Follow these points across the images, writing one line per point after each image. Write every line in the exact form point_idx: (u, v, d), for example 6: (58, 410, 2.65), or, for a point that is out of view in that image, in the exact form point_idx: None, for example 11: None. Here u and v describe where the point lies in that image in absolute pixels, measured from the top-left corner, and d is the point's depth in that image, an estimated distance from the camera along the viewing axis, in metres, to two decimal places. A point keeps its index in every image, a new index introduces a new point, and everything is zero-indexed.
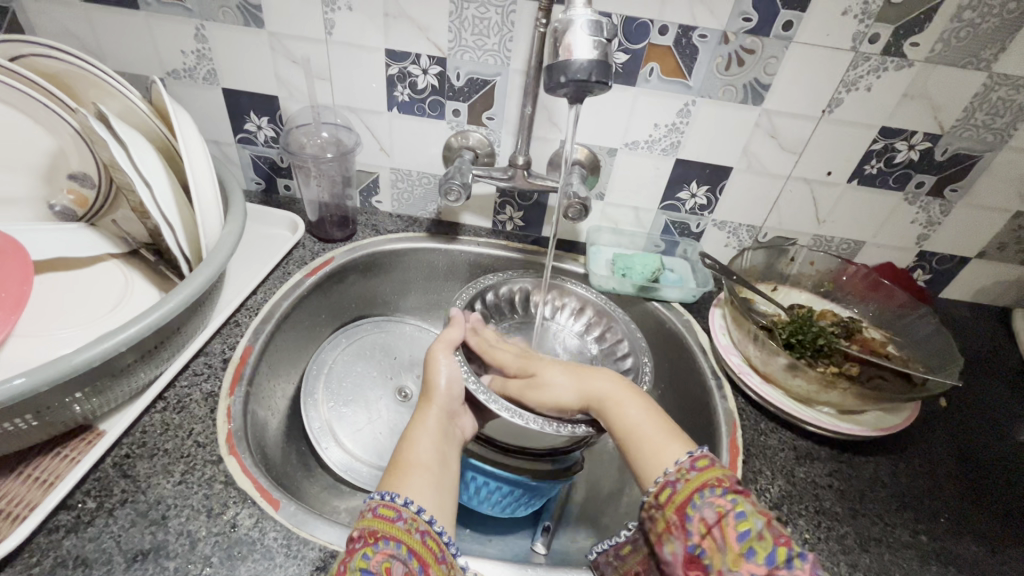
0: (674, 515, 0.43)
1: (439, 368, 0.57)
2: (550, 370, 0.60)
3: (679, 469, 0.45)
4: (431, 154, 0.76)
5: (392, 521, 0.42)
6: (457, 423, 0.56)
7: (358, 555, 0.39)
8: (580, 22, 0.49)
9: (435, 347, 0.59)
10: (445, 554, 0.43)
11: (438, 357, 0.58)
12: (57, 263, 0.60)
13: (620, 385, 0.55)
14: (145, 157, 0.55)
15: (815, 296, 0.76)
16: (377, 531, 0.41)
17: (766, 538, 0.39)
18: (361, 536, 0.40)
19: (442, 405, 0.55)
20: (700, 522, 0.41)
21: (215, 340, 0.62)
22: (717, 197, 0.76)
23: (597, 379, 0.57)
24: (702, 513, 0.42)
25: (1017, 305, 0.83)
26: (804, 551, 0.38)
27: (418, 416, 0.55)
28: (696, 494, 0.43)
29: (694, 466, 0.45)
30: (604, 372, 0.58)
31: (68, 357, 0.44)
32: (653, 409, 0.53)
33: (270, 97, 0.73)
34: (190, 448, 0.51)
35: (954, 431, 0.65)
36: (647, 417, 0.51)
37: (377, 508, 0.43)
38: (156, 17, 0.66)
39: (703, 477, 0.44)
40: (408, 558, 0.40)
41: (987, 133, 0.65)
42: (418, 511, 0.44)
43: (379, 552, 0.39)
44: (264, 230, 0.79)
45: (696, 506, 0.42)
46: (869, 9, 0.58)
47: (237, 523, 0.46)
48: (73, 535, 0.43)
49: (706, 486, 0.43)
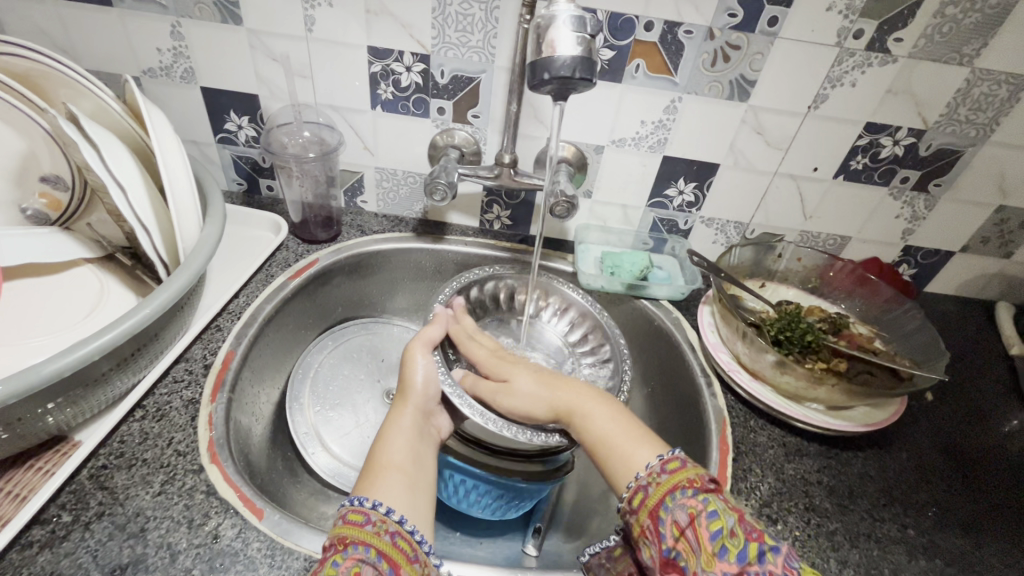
0: (647, 520, 0.42)
1: (416, 366, 0.56)
2: (522, 377, 0.58)
3: (649, 473, 0.44)
4: (416, 152, 0.75)
5: (360, 526, 0.41)
6: (433, 422, 0.56)
7: (327, 564, 0.38)
8: (563, 18, 0.48)
9: (413, 345, 0.58)
10: (418, 554, 0.41)
11: (417, 354, 0.57)
12: (29, 269, 0.58)
13: (592, 395, 0.55)
14: (119, 159, 0.53)
15: (802, 293, 0.77)
16: (347, 537, 0.40)
17: (738, 535, 0.39)
18: (332, 545, 0.39)
19: (418, 405, 0.54)
20: (672, 524, 0.41)
21: (196, 345, 0.60)
22: (705, 194, 0.75)
23: (572, 387, 0.56)
24: (674, 516, 0.41)
25: (1000, 298, 0.84)
26: (777, 545, 0.39)
27: (391, 416, 0.54)
28: (668, 497, 0.42)
29: (664, 469, 0.44)
30: (573, 381, 0.57)
31: (37, 368, 0.42)
32: (624, 414, 0.53)
33: (251, 96, 0.71)
34: (171, 457, 0.49)
35: (940, 424, 0.65)
36: (618, 426, 0.51)
37: (347, 516, 0.42)
38: (130, 14, 0.64)
39: (674, 479, 0.43)
40: (379, 561, 0.39)
41: (970, 128, 0.66)
42: (387, 513, 0.42)
43: (349, 558, 0.38)
44: (247, 231, 0.78)
45: (668, 509, 0.41)
46: (854, 5, 0.58)
47: (219, 534, 0.45)
48: (47, 551, 0.42)
49: (677, 488, 0.42)
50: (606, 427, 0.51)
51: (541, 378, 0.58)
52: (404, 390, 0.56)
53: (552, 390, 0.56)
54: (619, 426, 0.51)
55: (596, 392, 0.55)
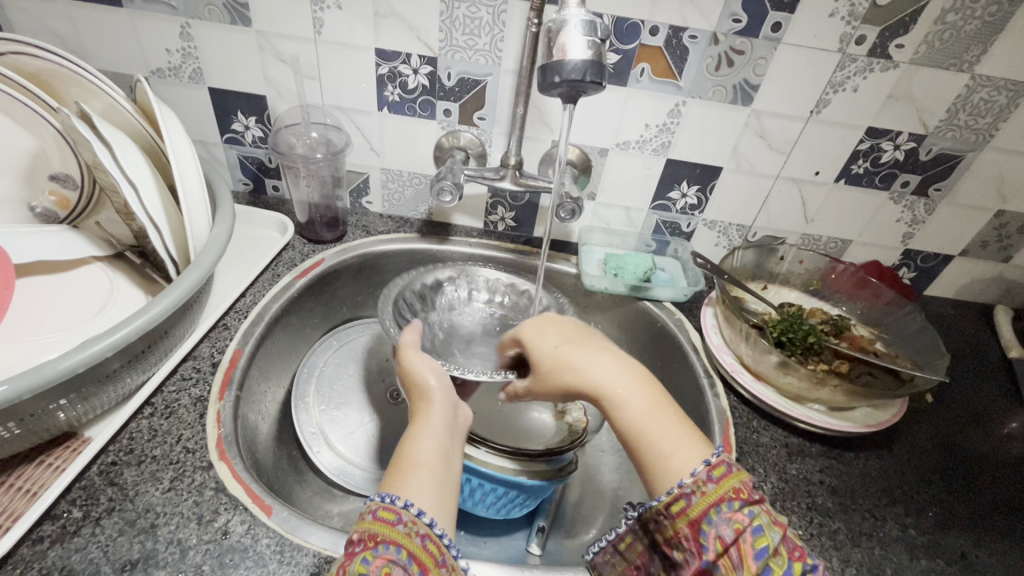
0: (686, 528, 0.42)
1: (419, 370, 0.54)
2: (548, 354, 0.52)
3: (695, 480, 0.42)
4: (422, 153, 0.76)
5: (392, 525, 0.40)
6: (462, 416, 0.53)
7: (357, 560, 0.37)
8: (574, 22, 0.49)
9: (406, 353, 0.55)
10: (446, 557, 0.41)
11: (411, 359, 0.54)
12: (39, 267, 0.59)
13: (629, 378, 0.48)
14: (131, 158, 0.54)
15: (804, 295, 0.77)
16: (376, 534, 0.39)
17: (781, 553, 0.39)
18: (361, 540, 0.39)
19: (443, 403, 0.52)
20: (716, 539, 0.40)
21: (204, 344, 0.61)
22: (707, 197, 0.76)
23: (599, 364, 0.49)
24: (719, 530, 0.40)
25: (999, 301, 0.85)
26: (813, 563, 0.39)
27: (415, 420, 0.51)
28: (712, 510, 0.41)
29: (711, 477, 0.42)
30: (605, 359, 0.49)
31: (51, 364, 0.43)
32: (662, 400, 0.47)
33: (257, 97, 0.72)
34: (179, 454, 0.50)
35: (940, 425, 0.66)
36: (658, 423, 0.45)
37: (376, 512, 0.41)
38: (138, 14, 0.65)
39: (721, 490, 0.41)
40: (408, 563, 0.38)
41: (970, 133, 0.67)
42: (418, 514, 0.41)
43: (379, 557, 0.37)
44: (252, 231, 0.78)
45: (712, 522, 0.40)
46: (856, 11, 0.58)
47: (228, 530, 0.45)
48: (58, 546, 0.42)
49: (723, 500, 0.41)
50: (641, 415, 0.46)
51: (539, 331, 0.54)
52: (417, 387, 0.53)
53: (580, 371, 0.49)
54: (651, 405, 0.46)
55: (632, 376, 0.48)
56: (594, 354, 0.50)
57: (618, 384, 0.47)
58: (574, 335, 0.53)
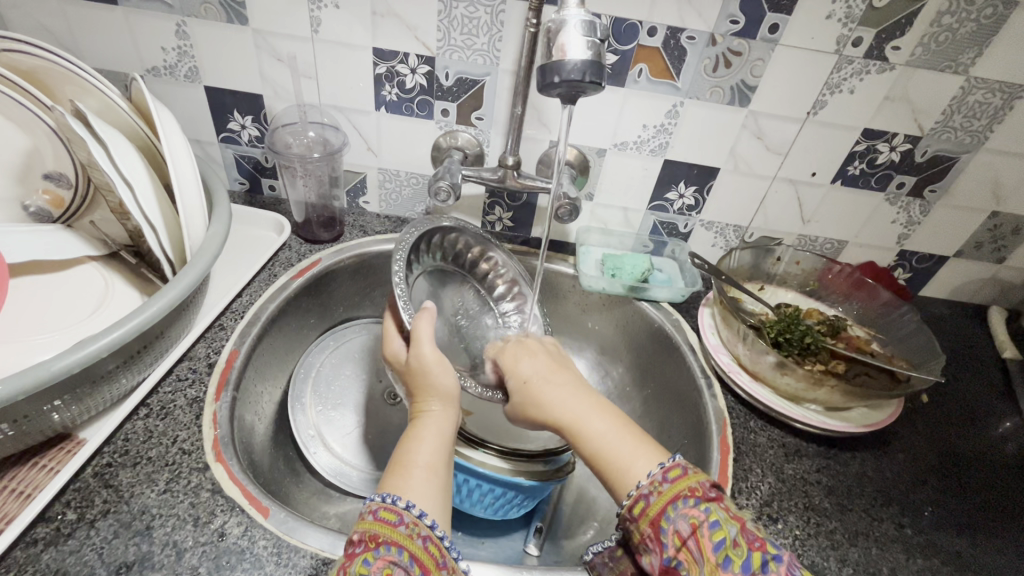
0: (647, 528, 0.42)
1: (428, 364, 0.52)
2: (522, 374, 0.54)
3: (651, 481, 0.43)
4: (420, 153, 0.75)
5: (393, 526, 0.39)
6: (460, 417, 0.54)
7: (358, 561, 0.37)
8: (573, 22, 0.49)
9: (418, 343, 0.53)
10: (447, 559, 0.41)
11: (423, 351, 0.52)
12: (32, 267, 0.58)
13: (597, 406, 0.50)
14: (125, 156, 0.53)
15: (801, 296, 0.78)
16: (378, 535, 0.39)
17: (741, 544, 0.38)
18: (362, 540, 0.39)
19: (446, 401, 0.51)
20: (674, 534, 0.40)
21: (200, 344, 0.60)
22: (705, 198, 0.76)
23: (566, 394, 0.51)
24: (676, 526, 0.40)
25: (993, 302, 0.85)
26: (778, 552, 0.39)
27: (421, 415, 0.50)
28: (669, 507, 0.41)
29: (665, 477, 0.43)
30: (576, 387, 0.52)
31: (46, 364, 0.42)
32: (622, 420, 0.49)
33: (255, 96, 0.71)
34: (175, 455, 0.49)
35: (936, 425, 0.66)
36: (622, 439, 0.47)
37: (377, 512, 0.40)
38: (134, 12, 0.64)
39: (676, 489, 0.42)
40: (410, 565, 0.38)
41: (964, 136, 0.67)
42: (419, 515, 0.41)
43: (379, 558, 0.37)
44: (249, 231, 0.78)
45: (670, 519, 0.41)
46: (853, 13, 0.59)
47: (225, 531, 0.45)
48: (52, 548, 0.42)
49: (679, 498, 0.41)
50: (605, 436, 0.47)
51: (515, 356, 0.57)
52: (419, 380, 0.52)
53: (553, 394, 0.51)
54: (611, 424, 0.48)
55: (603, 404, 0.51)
56: (564, 383, 0.52)
57: (578, 408, 0.50)
58: (549, 362, 0.55)
